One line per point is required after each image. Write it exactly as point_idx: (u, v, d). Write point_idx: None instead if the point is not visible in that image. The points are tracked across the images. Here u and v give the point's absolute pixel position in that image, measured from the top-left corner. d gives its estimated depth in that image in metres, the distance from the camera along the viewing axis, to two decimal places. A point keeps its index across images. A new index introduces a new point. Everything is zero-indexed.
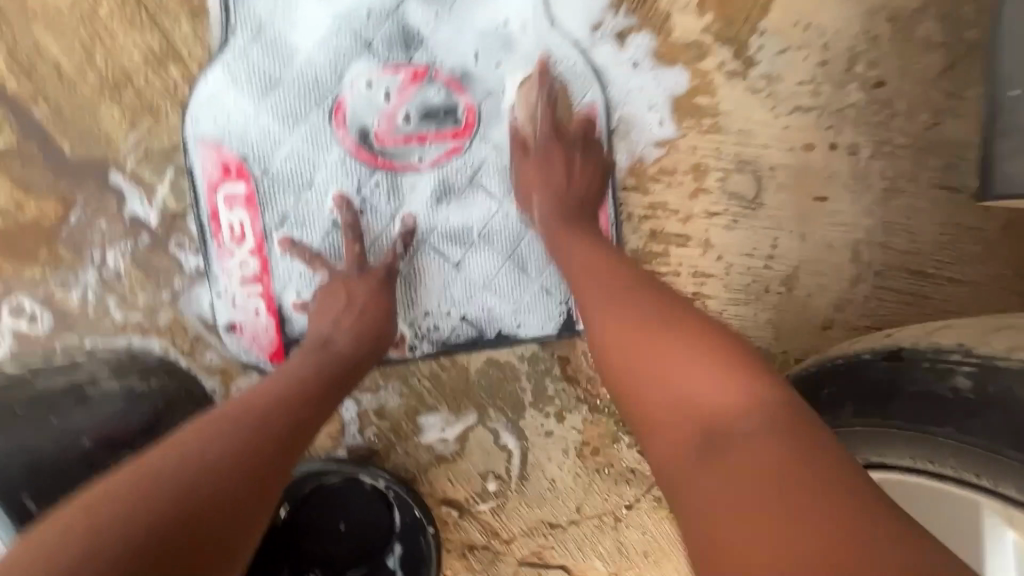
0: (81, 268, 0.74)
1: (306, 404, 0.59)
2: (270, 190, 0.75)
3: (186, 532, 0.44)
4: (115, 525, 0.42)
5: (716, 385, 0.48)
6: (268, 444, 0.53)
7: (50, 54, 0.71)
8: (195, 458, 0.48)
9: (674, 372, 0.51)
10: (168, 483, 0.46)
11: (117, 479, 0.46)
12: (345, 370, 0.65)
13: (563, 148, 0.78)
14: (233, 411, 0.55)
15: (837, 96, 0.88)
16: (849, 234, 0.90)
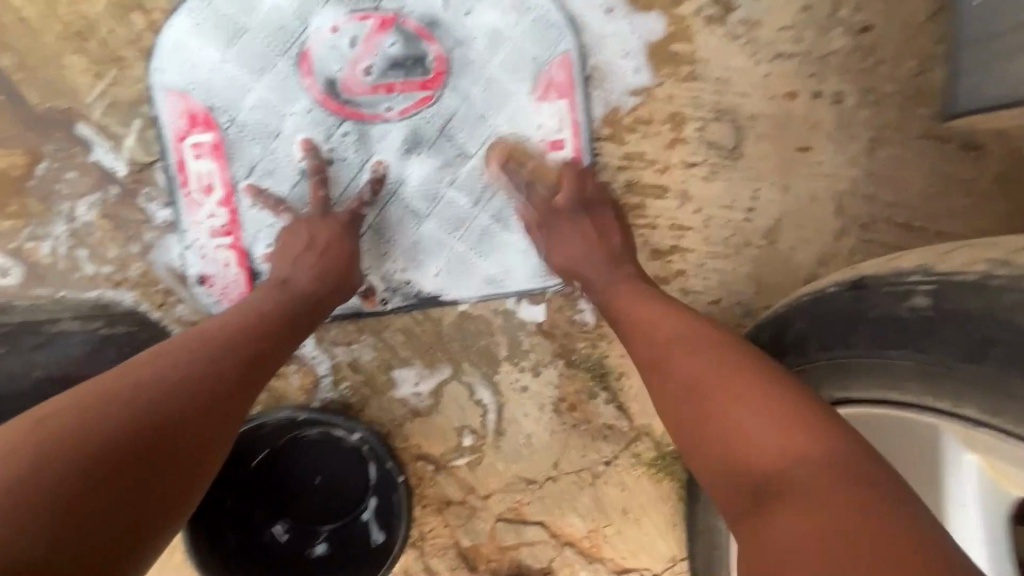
0: (51, 221, 0.74)
1: (263, 336, 0.59)
2: (237, 140, 0.75)
3: (134, 459, 0.44)
4: (60, 445, 0.42)
5: (771, 432, 0.47)
6: (220, 375, 0.53)
7: (15, 4, 0.71)
8: (144, 387, 0.48)
9: (740, 420, 0.49)
10: (112, 409, 0.46)
11: (59, 403, 0.46)
12: (306, 309, 0.65)
13: (572, 221, 0.76)
14: (189, 340, 0.55)
15: (820, 42, 0.85)
16: (832, 185, 0.88)
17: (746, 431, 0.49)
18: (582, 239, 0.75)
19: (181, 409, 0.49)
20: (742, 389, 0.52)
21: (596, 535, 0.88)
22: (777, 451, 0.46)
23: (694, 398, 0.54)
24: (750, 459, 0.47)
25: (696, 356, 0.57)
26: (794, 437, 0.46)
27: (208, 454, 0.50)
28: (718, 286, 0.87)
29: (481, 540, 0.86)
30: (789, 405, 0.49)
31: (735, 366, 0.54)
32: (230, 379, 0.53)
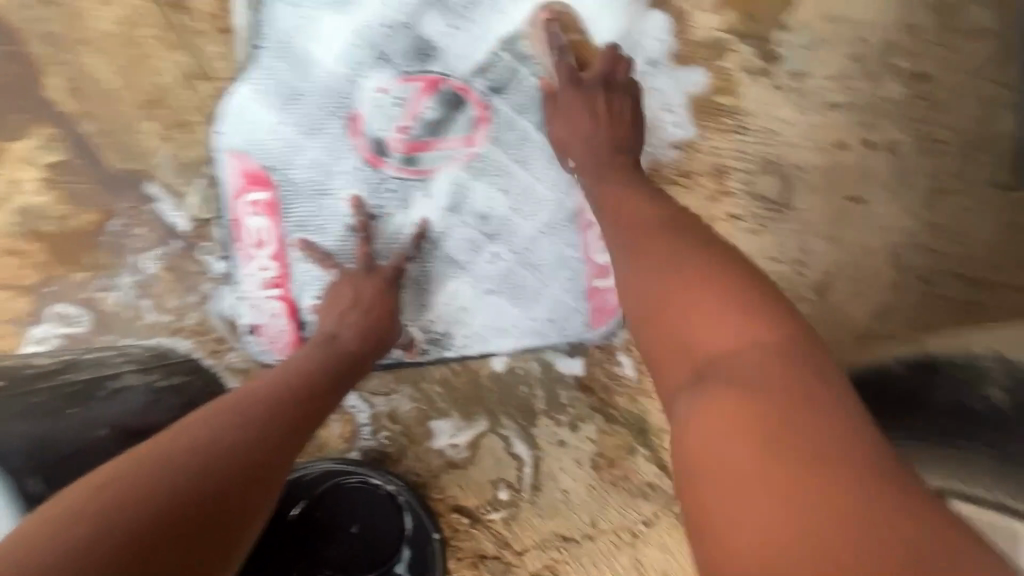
0: (120, 272, 0.79)
1: (308, 396, 0.61)
2: (290, 198, 0.78)
3: (186, 522, 0.45)
4: (119, 507, 0.44)
5: (728, 328, 0.48)
6: (266, 436, 0.54)
7: (97, 76, 0.77)
8: (198, 448, 0.50)
9: (692, 322, 0.51)
10: (161, 477, 0.47)
11: (119, 463, 0.47)
12: (348, 368, 0.67)
13: (576, 95, 0.76)
14: (239, 400, 0.56)
15: (873, 91, 0.83)
16: (888, 238, 0.84)
17: (699, 329, 0.50)
18: (586, 105, 0.75)
19: (226, 479, 0.50)
20: (705, 285, 0.52)
21: None
22: (746, 346, 0.47)
23: (666, 281, 0.54)
24: (711, 347, 0.49)
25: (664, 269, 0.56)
26: (765, 339, 0.47)
27: (243, 525, 0.50)
28: None
29: None
30: (752, 302, 0.50)
31: (699, 276, 0.53)
32: (272, 450, 0.54)
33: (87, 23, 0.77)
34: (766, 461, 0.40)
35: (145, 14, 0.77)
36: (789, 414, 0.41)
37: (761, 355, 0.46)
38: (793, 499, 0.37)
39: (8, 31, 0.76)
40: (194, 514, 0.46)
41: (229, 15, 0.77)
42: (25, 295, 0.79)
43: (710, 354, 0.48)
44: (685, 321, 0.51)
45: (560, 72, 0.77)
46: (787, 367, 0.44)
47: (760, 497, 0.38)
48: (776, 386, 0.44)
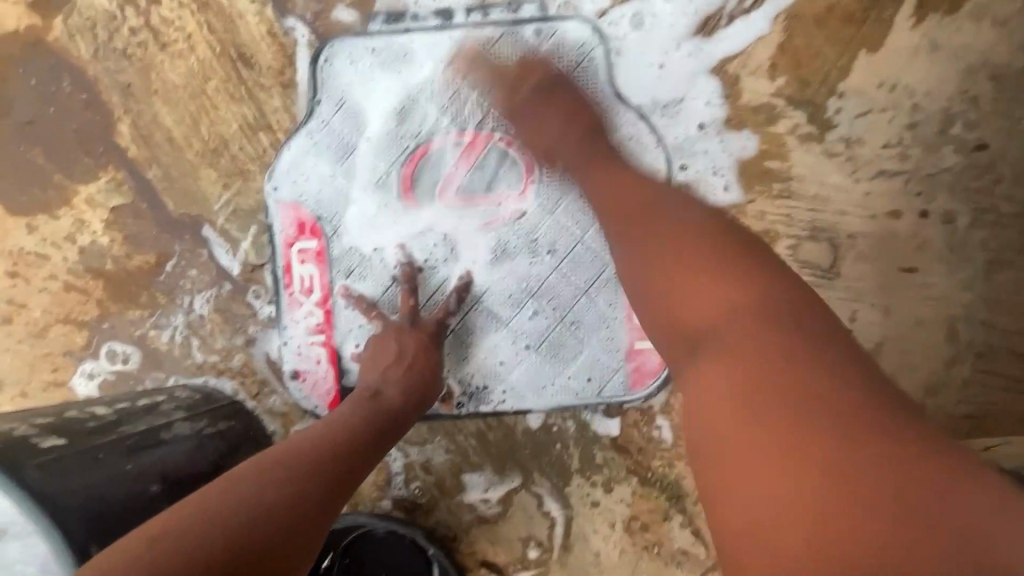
0: (173, 311, 0.82)
1: (351, 454, 0.60)
2: (339, 247, 0.80)
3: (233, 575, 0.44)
4: (170, 558, 0.43)
5: (713, 296, 0.47)
6: (312, 494, 0.53)
7: (165, 125, 0.81)
8: (247, 500, 0.49)
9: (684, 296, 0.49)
10: (211, 527, 0.46)
11: (172, 514, 0.47)
12: (389, 424, 0.66)
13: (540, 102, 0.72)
14: (286, 453, 0.56)
15: (929, 160, 0.81)
16: (943, 310, 0.81)
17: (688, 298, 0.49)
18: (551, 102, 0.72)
19: (269, 534, 0.48)
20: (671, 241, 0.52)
21: None
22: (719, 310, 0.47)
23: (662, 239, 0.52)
24: (695, 319, 0.48)
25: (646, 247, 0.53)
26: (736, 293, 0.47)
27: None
28: None
29: None
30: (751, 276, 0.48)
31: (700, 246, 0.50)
32: (314, 504, 0.53)
33: (160, 75, 0.81)
34: (751, 429, 0.41)
35: (213, 68, 0.80)
36: (798, 378, 0.41)
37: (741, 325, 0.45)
38: (802, 456, 0.38)
39: (87, 81, 0.81)
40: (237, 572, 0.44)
41: (291, 71, 0.80)
42: (82, 329, 0.82)
43: (686, 322, 0.48)
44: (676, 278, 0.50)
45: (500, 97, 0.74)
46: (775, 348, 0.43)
47: (791, 469, 0.38)
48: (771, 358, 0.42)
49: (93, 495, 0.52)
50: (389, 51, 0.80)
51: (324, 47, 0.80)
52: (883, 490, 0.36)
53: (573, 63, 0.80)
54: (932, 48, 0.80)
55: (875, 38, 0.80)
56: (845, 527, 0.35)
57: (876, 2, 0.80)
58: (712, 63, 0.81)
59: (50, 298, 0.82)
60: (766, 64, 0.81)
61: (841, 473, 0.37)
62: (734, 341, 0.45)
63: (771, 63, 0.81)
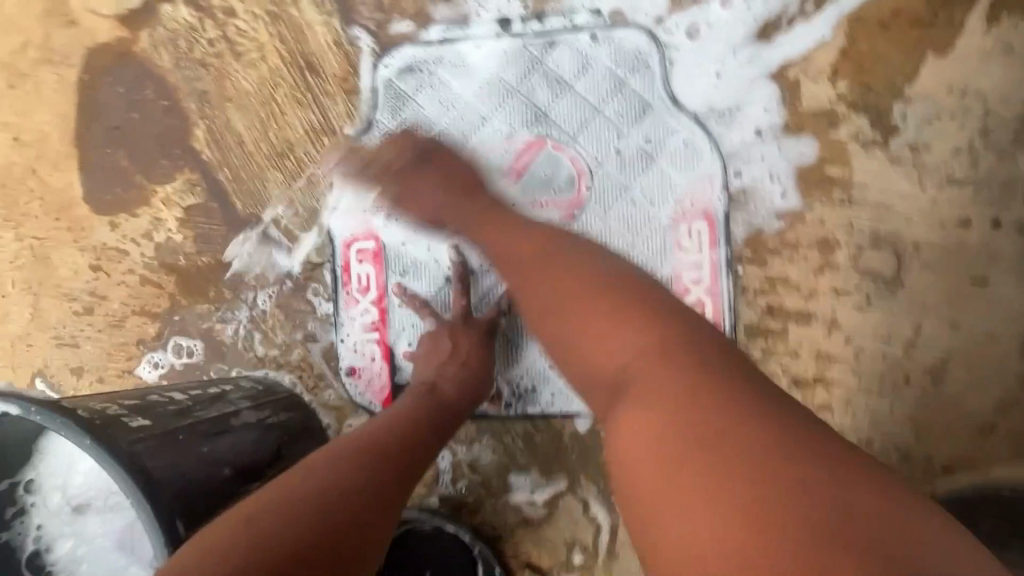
0: (238, 306, 0.86)
1: (415, 443, 0.62)
2: (394, 249, 0.83)
3: (322, 549, 0.46)
4: (265, 539, 0.45)
5: (612, 328, 0.49)
6: (383, 480, 0.55)
7: (236, 129, 0.86)
8: (326, 486, 0.51)
9: (593, 331, 0.50)
10: (295, 510, 0.48)
11: (255, 503, 0.48)
12: (447, 417, 0.68)
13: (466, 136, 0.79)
14: (352, 444, 0.58)
15: (1003, 168, 0.77)
16: (1018, 325, 0.77)
17: (592, 329, 0.51)
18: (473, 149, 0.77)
19: (344, 519, 0.49)
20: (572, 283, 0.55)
21: None
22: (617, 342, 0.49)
23: (566, 264, 0.57)
24: (599, 361, 0.50)
25: (552, 277, 0.56)
26: (632, 317, 0.49)
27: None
28: (867, 427, 0.79)
29: None
30: (633, 308, 0.50)
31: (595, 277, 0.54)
32: (387, 489, 0.55)
33: (234, 83, 0.86)
34: (667, 467, 0.40)
35: (283, 76, 0.85)
36: (685, 408, 0.41)
37: (644, 364, 0.46)
38: (713, 487, 0.37)
39: (168, 89, 0.86)
40: (317, 558, 0.45)
41: (355, 78, 0.84)
42: (155, 321, 0.87)
43: (596, 358, 0.50)
44: (580, 313, 0.53)
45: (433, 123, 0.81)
46: (662, 362, 0.45)
47: (676, 489, 0.39)
48: (655, 385, 0.44)
49: (176, 476, 0.55)
50: (450, 59, 0.82)
51: (387, 56, 0.83)
52: (771, 481, 0.36)
53: (631, 71, 0.81)
54: (1007, 52, 0.77)
55: (945, 42, 0.77)
56: (740, 512, 0.35)
57: (946, 5, 0.77)
58: (771, 68, 0.80)
59: (128, 291, 0.87)
60: (827, 68, 0.79)
61: (743, 505, 0.36)
62: (633, 369, 0.46)
63: (833, 68, 0.79)
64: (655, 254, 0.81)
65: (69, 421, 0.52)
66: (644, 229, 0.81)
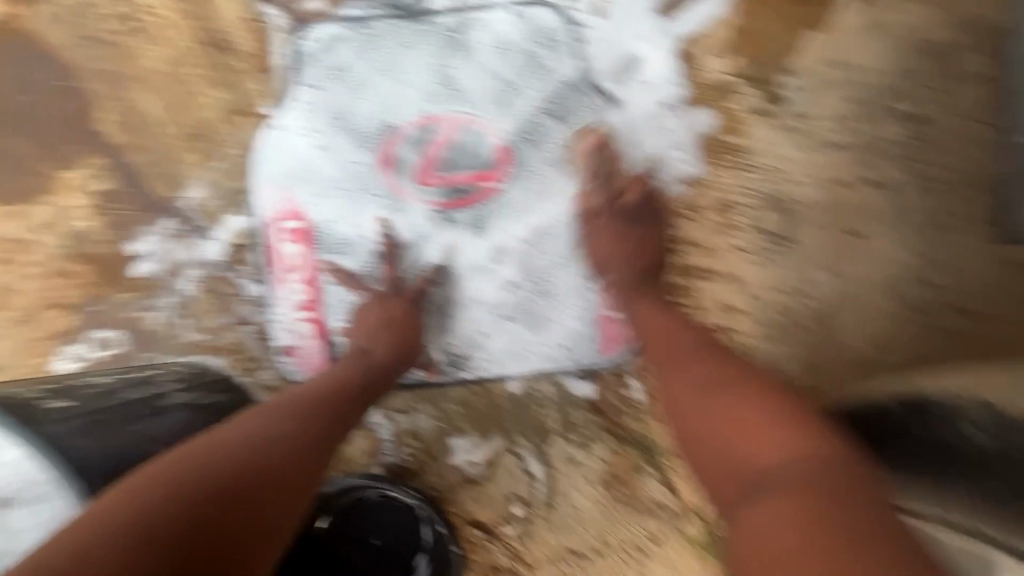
0: (162, 292, 0.84)
1: (346, 397, 0.67)
2: (322, 226, 0.83)
3: (242, 487, 0.53)
4: (189, 476, 0.51)
5: (712, 398, 0.62)
6: (313, 432, 0.61)
7: (145, 110, 0.83)
8: (253, 436, 0.56)
9: (699, 406, 0.63)
10: (220, 453, 0.54)
11: (187, 447, 0.54)
12: (381, 376, 0.73)
13: (619, 223, 0.83)
14: (287, 400, 0.63)
15: (874, 132, 0.87)
16: (889, 270, 0.88)
17: (702, 400, 0.63)
18: (611, 238, 0.83)
19: (269, 462, 0.55)
20: (693, 365, 0.68)
21: None
22: (775, 462, 0.53)
23: (709, 370, 0.66)
24: (698, 428, 0.62)
25: (676, 376, 0.68)
26: (719, 392, 0.62)
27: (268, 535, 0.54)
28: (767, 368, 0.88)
29: None
30: (745, 387, 0.62)
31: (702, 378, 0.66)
32: (314, 440, 0.60)
33: (138, 61, 0.82)
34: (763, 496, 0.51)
35: (192, 54, 0.82)
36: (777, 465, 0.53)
37: (739, 413, 0.59)
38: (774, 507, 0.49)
39: (65, 69, 0.82)
40: (241, 495, 0.52)
41: (269, 56, 0.83)
42: (72, 312, 0.84)
43: (702, 435, 0.61)
44: (696, 414, 0.63)
45: (597, 194, 0.84)
46: (758, 412, 0.58)
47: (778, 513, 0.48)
48: (756, 429, 0.57)
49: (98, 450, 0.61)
50: (367, 35, 0.83)
51: (302, 33, 0.83)
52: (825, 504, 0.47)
53: (545, 46, 0.84)
54: (874, 27, 0.86)
55: (822, 19, 0.86)
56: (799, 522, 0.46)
57: None
58: (673, 44, 0.85)
59: (39, 283, 0.84)
60: (723, 43, 0.86)
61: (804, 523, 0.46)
62: (732, 427, 0.59)
63: (727, 43, 0.86)
64: (576, 222, 0.85)
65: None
66: (563, 197, 0.85)
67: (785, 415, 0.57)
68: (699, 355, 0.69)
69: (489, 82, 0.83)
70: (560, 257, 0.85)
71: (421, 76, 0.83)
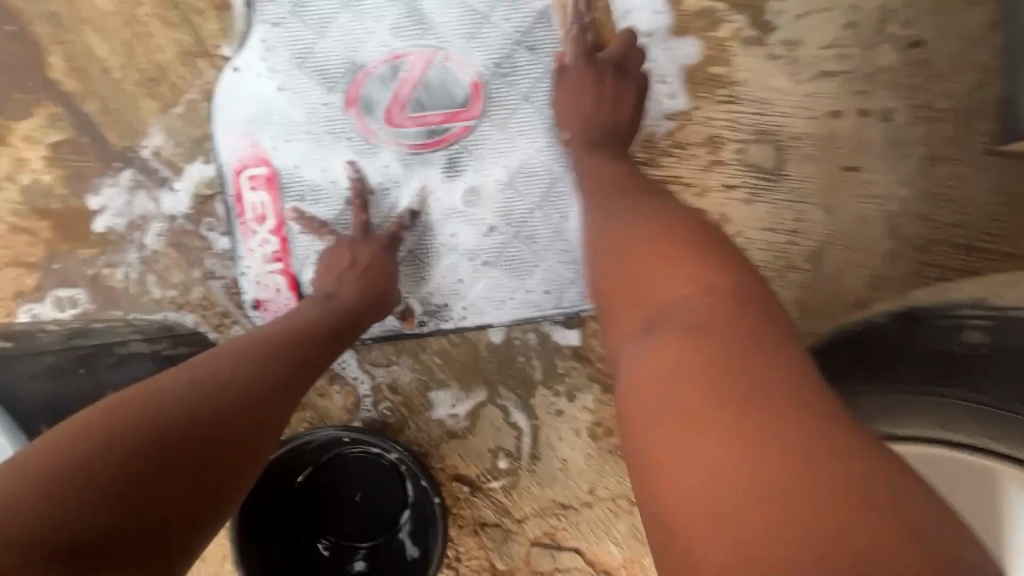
0: (126, 248, 0.81)
1: (313, 339, 0.64)
2: (288, 173, 0.80)
3: (201, 425, 0.50)
4: (141, 414, 0.48)
5: (675, 285, 0.47)
6: (277, 372, 0.58)
7: (98, 55, 0.79)
8: (213, 375, 0.54)
9: (651, 283, 0.50)
10: (176, 392, 0.51)
11: (142, 387, 0.52)
12: (351, 319, 0.70)
13: (590, 70, 0.77)
14: (251, 341, 0.60)
15: (868, 58, 0.82)
16: (884, 206, 0.84)
17: (651, 287, 0.49)
18: (592, 89, 0.76)
19: (230, 401, 0.53)
20: (661, 263, 0.50)
21: (633, 564, 0.86)
22: (775, 419, 0.37)
23: (666, 261, 0.50)
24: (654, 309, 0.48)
25: (642, 262, 0.52)
26: (685, 290, 0.47)
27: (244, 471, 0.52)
28: None
29: (516, 564, 0.86)
30: (719, 294, 0.46)
31: (668, 272, 0.49)
32: (278, 380, 0.58)
33: (90, 3, 0.78)
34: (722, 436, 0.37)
35: None
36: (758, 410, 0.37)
37: (701, 310, 0.44)
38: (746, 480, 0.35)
39: (12, 12, 0.78)
40: (200, 432, 0.50)
41: None
42: (34, 272, 0.81)
43: (652, 310, 0.48)
44: (652, 286, 0.49)
45: (575, 48, 0.78)
46: (736, 330, 0.42)
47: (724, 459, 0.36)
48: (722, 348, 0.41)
49: None
50: None
51: None
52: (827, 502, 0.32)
53: None
54: None
55: None
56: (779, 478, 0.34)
57: None
58: None
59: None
60: None
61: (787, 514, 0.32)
62: (686, 332, 0.43)
63: None
64: (556, 162, 0.82)
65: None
66: (541, 135, 0.81)
67: (771, 348, 0.42)
68: (663, 235, 0.53)
69: (459, 13, 0.79)
70: (540, 199, 0.82)
71: (386, 8, 0.79)
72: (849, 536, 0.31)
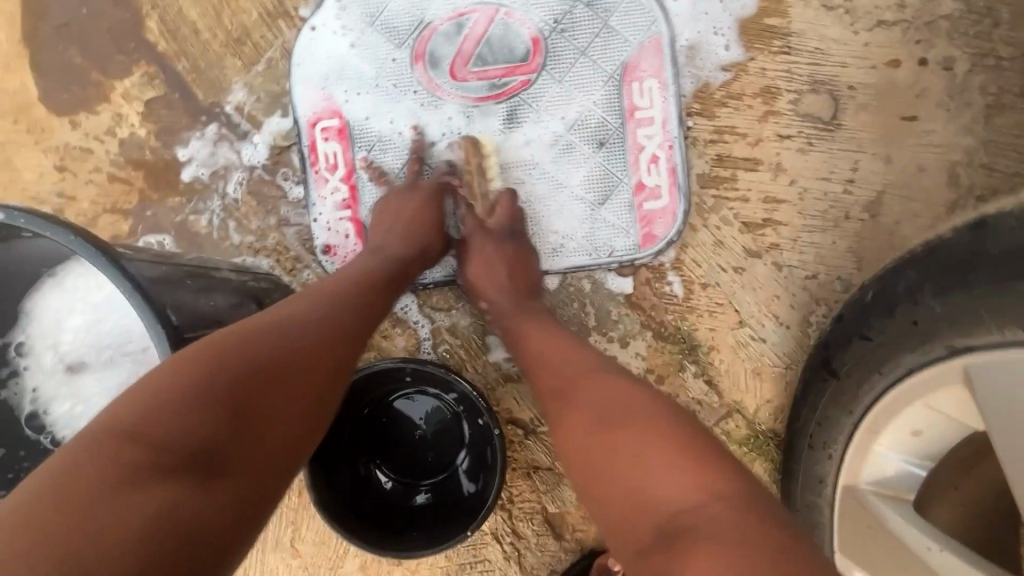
0: (209, 196, 0.87)
1: (372, 289, 0.68)
2: (359, 125, 0.85)
3: (290, 366, 0.54)
4: (239, 357, 0.52)
5: (560, 360, 0.65)
6: (348, 317, 0.62)
7: (190, 18, 0.86)
8: (291, 321, 0.57)
9: (545, 363, 0.66)
10: (264, 336, 0.54)
11: (230, 331, 0.54)
12: (402, 269, 0.74)
13: (510, 239, 0.80)
14: (317, 290, 0.64)
15: (927, 7, 0.83)
16: (944, 156, 0.83)
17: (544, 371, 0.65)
18: (505, 256, 0.79)
19: (312, 344, 0.57)
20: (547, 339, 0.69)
21: None
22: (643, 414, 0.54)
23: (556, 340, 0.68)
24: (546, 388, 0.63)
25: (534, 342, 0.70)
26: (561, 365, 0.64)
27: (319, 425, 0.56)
28: (814, 261, 0.85)
29: (567, 507, 0.89)
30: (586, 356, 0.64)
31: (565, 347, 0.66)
32: (351, 325, 0.62)
33: None
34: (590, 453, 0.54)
35: None
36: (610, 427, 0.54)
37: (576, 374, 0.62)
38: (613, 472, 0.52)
39: None
40: (292, 374, 0.54)
41: None
42: (127, 218, 0.88)
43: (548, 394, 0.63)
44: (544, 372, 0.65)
45: (470, 218, 0.82)
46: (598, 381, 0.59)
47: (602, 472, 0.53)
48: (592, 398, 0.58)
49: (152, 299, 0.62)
50: None
51: None
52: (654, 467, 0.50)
53: None
54: None
55: None
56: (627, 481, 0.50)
57: None
58: None
59: (97, 190, 0.88)
60: None
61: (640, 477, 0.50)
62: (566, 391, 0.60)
63: None
64: (611, 113, 0.84)
65: (85, 241, 0.57)
66: (598, 87, 0.84)
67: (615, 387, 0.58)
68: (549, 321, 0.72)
69: None
70: (595, 150, 0.85)
71: None
72: (710, 480, 0.48)
